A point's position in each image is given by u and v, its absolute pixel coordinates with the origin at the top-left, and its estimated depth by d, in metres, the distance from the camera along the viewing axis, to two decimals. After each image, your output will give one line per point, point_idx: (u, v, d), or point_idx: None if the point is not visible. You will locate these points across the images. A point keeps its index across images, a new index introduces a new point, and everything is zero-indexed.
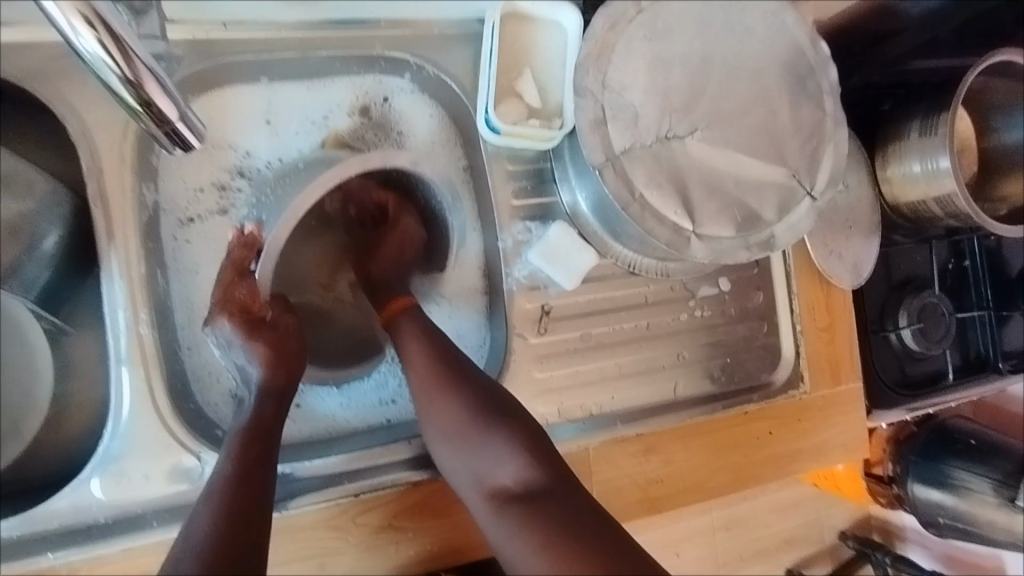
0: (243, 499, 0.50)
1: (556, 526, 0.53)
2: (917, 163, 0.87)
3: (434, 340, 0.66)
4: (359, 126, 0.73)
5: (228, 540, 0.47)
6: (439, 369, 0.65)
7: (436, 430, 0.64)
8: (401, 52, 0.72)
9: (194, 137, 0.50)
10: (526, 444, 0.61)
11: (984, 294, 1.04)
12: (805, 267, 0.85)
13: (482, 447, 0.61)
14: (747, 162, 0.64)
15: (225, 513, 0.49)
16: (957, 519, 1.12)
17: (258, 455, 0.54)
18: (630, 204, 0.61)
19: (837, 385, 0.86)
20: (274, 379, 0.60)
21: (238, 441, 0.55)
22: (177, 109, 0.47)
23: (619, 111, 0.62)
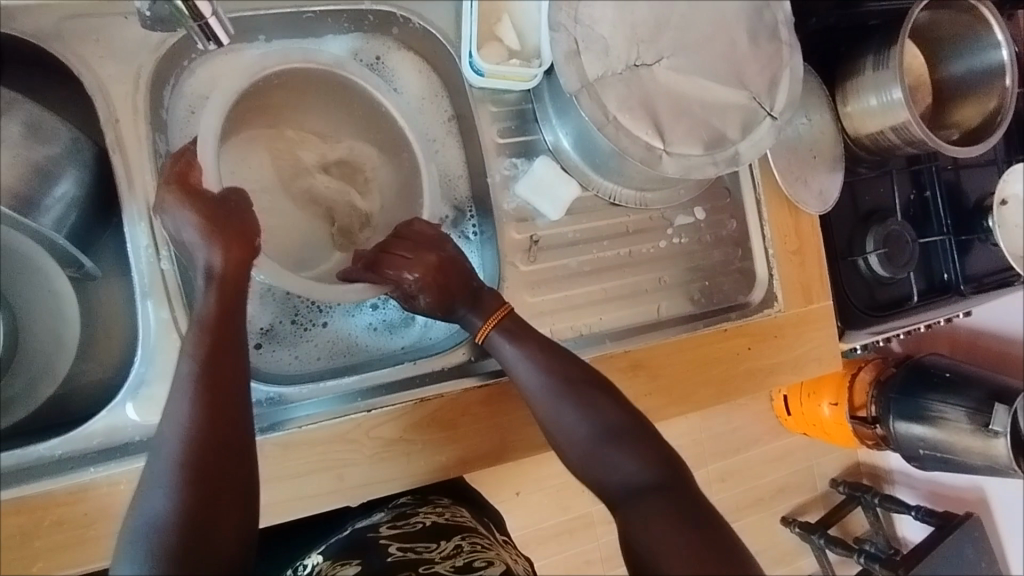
0: (220, 396, 0.54)
1: (677, 515, 0.59)
2: (874, 97, 0.94)
3: (549, 353, 0.71)
4: None
5: (205, 442, 0.51)
6: (556, 373, 0.70)
7: (563, 428, 0.69)
8: (388, 6, 0.77)
9: (223, 34, 0.58)
10: (644, 447, 0.66)
11: (943, 221, 1.13)
12: (774, 195, 0.91)
13: (606, 451, 0.67)
14: (711, 86, 0.70)
15: (204, 417, 0.52)
16: (937, 448, 1.37)
17: (221, 346, 0.56)
18: (605, 126, 0.67)
19: (809, 303, 0.92)
20: (220, 259, 0.60)
21: (199, 333, 0.56)
22: (209, 5, 0.55)
23: (592, 43, 0.67)
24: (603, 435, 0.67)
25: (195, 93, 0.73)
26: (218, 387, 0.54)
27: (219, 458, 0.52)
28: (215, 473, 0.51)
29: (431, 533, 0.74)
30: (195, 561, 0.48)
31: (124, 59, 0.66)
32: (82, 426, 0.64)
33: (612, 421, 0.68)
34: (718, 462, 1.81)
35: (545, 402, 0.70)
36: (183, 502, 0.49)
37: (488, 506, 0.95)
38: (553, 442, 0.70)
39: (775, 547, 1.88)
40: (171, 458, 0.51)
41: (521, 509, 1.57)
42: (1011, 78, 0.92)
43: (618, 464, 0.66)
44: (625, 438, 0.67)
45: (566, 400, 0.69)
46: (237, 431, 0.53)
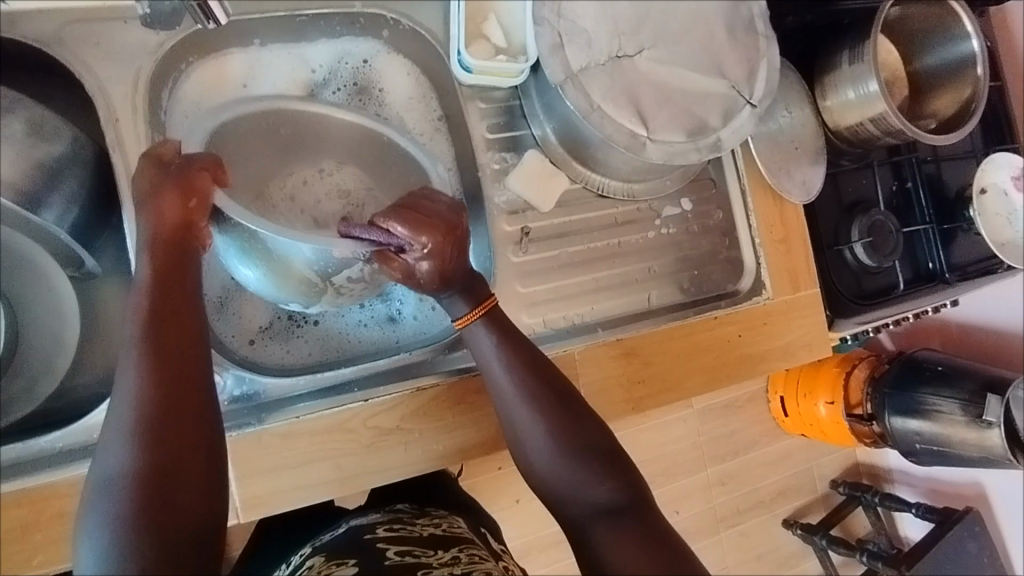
0: (173, 359, 0.52)
1: (638, 541, 0.59)
2: (851, 90, 0.96)
3: (523, 355, 0.67)
4: (349, 93, 0.82)
5: (160, 406, 0.50)
6: (530, 379, 0.67)
7: (530, 436, 0.65)
8: (378, 9, 0.79)
9: (220, 13, 0.61)
10: (611, 462, 0.65)
11: (925, 211, 1.16)
12: (758, 185, 0.93)
13: (573, 462, 0.64)
14: (691, 76, 0.72)
15: (159, 381, 0.50)
16: (933, 442, 1.37)
17: (171, 316, 0.53)
18: (590, 114, 0.69)
19: (796, 291, 0.94)
20: (162, 225, 0.57)
21: (145, 301, 0.54)
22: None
23: (574, 35, 0.70)
24: (566, 452, 0.64)
25: (190, 96, 0.74)
26: (174, 352, 0.52)
27: (176, 419, 0.50)
28: (173, 438, 0.49)
29: (429, 541, 0.68)
30: (162, 536, 0.46)
31: (125, 61, 0.69)
32: (84, 419, 0.65)
33: (579, 435, 0.65)
34: (718, 464, 1.81)
35: (515, 409, 0.66)
36: (141, 464, 0.48)
37: (482, 513, 0.91)
38: (514, 451, 0.67)
39: (777, 549, 1.88)
40: (125, 422, 0.49)
41: (522, 516, 1.57)
42: (982, 68, 0.95)
43: (579, 483, 0.63)
44: (588, 454, 0.64)
45: (536, 410, 0.65)
46: (192, 394, 0.51)
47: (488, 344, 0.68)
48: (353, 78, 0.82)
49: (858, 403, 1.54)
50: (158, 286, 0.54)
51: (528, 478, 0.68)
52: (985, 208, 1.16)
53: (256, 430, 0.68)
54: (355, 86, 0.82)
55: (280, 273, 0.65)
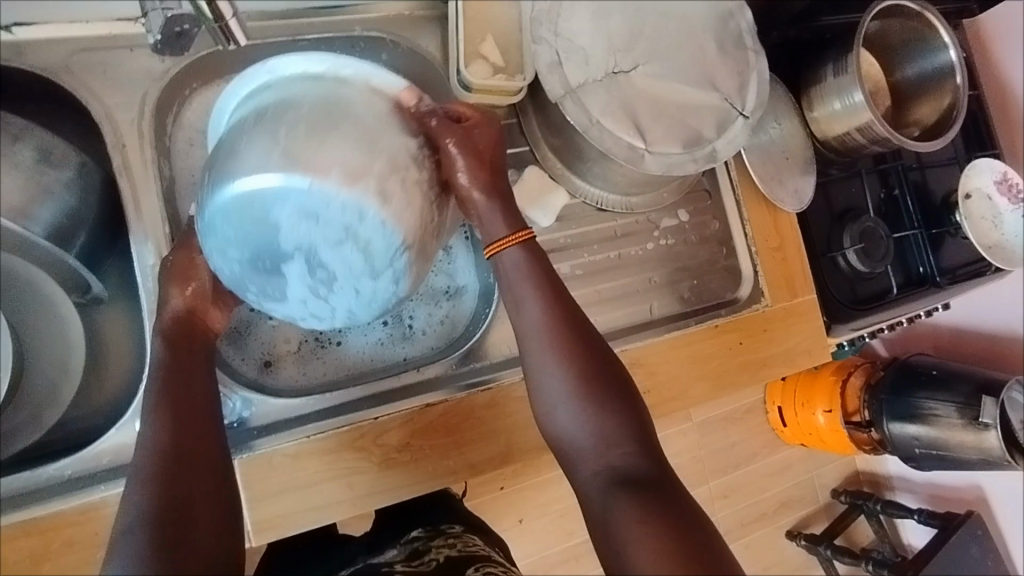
0: (188, 417, 0.54)
1: (657, 507, 0.53)
2: (837, 101, 0.99)
3: (554, 294, 0.65)
4: None
5: (175, 458, 0.51)
6: (559, 320, 0.64)
7: (551, 383, 0.62)
8: (377, 32, 0.81)
9: (240, 35, 0.62)
10: (632, 424, 0.60)
11: (913, 217, 1.19)
12: (751, 195, 0.95)
13: (591, 415, 0.60)
14: (685, 90, 0.75)
15: (174, 438, 0.52)
16: (932, 445, 1.38)
17: (184, 384, 0.56)
18: (590, 129, 0.71)
19: (794, 297, 0.95)
20: (174, 321, 0.61)
21: (161, 373, 0.57)
22: (230, 7, 0.59)
23: (572, 54, 0.72)
24: (587, 405, 0.60)
25: (196, 120, 0.75)
26: (187, 413, 0.54)
27: (189, 468, 0.51)
28: (185, 484, 0.50)
29: (445, 569, 0.66)
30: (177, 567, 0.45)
31: (132, 88, 0.70)
32: (92, 445, 0.64)
33: (601, 386, 0.61)
34: (719, 477, 1.81)
35: (538, 351, 0.63)
36: (155, 507, 0.48)
37: (492, 537, 0.89)
38: (531, 396, 0.64)
39: (782, 562, 1.87)
40: (140, 475, 0.50)
41: (525, 537, 1.55)
42: (961, 77, 0.98)
43: (596, 434, 0.60)
44: (610, 405, 0.61)
45: (559, 352, 0.62)
46: (205, 447, 0.53)
47: (517, 276, 0.65)
48: None
49: (857, 411, 1.56)
50: (169, 363, 0.58)
51: (543, 431, 0.64)
52: (971, 212, 1.19)
53: (266, 451, 0.68)
54: None
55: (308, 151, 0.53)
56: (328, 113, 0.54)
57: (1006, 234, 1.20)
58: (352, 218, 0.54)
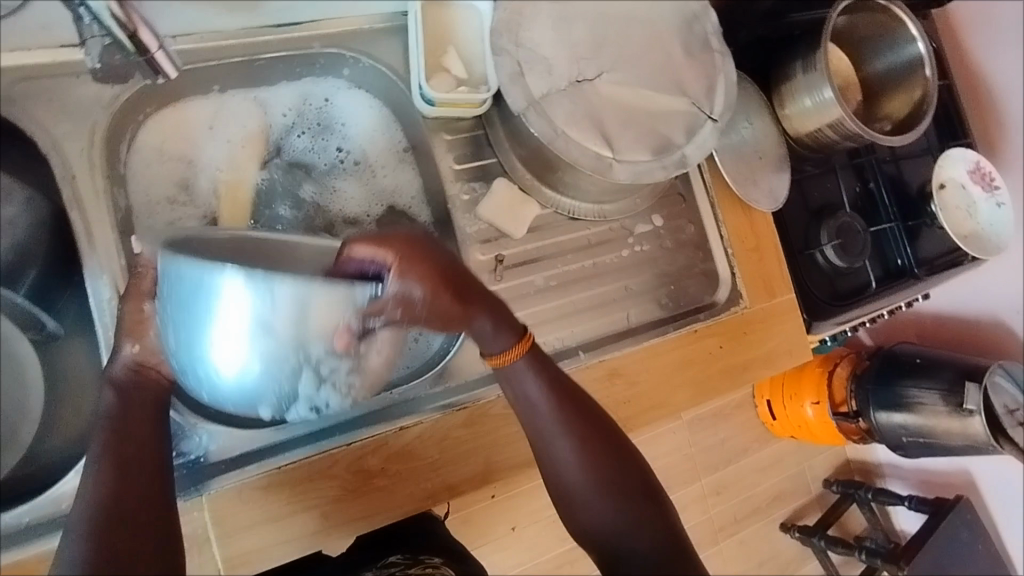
0: (133, 473, 0.53)
1: None
2: (807, 98, 0.99)
3: (563, 395, 0.65)
4: (310, 130, 0.83)
5: (114, 517, 0.50)
6: (571, 421, 0.64)
7: (573, 485, 0.64)
8: (338, 48, 0.80)
9: (169, 68, 0.61)
10: (653, 514, 0.64)
11: (889, 210, 1.19)
12: (726, 197, 0.95)
13: (615, 511, 0.63)
14: (651, 96, 0.74)
15: (113, 501, 0.51)
16: (918, 434, 1.39)
17: (132, 437, 0.55)
18: (555, 140, 0.69)
19: (772, 297, 0.95)
20: (122, 374, 0.58)
21: (109, 426, 0.55)
22: (154, 40, 0.58)
23: (534, 64, 0.71)
24: (610, 501, 0.63)
25: (153, 145, 0.73)
26: (132, 473, 0.53)
27: (126, 535, 0.49)
28: (125, 546, 0.49)
29: None
30: None
31: (79, 117, 0.68)
32: (51, 490, 0.61)
33: (620, 481, 0.64)
34: (711, 474, 1.81)
35: (556, 454, 0.64)
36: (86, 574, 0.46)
37: (472, 560, 0.87)
38: (552, 493, 0.66)
39: (777, 555, 1.87)
40: (78, 539, 0.48)
41: (519, 545, 1.54)
42: (930, 69, 0.98)
43: (620, 524, 0.63)
44: (630, 498, 0.64)
45: (579, 452, 0.64)
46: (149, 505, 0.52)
47: (536, 391, 0.64)
48: (313, 116, 0.83)
49: (844, 402, 1.56)
50: (123, 417, 0.56)
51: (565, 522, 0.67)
52: (946, 203, 1.19)
53: (235, 485, 0.66)
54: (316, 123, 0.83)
55: (218, 349, 0.48)
56: (239, 343, 0.47)
57: (982, 223, 1.20)
58: (291, 408, 0.51)
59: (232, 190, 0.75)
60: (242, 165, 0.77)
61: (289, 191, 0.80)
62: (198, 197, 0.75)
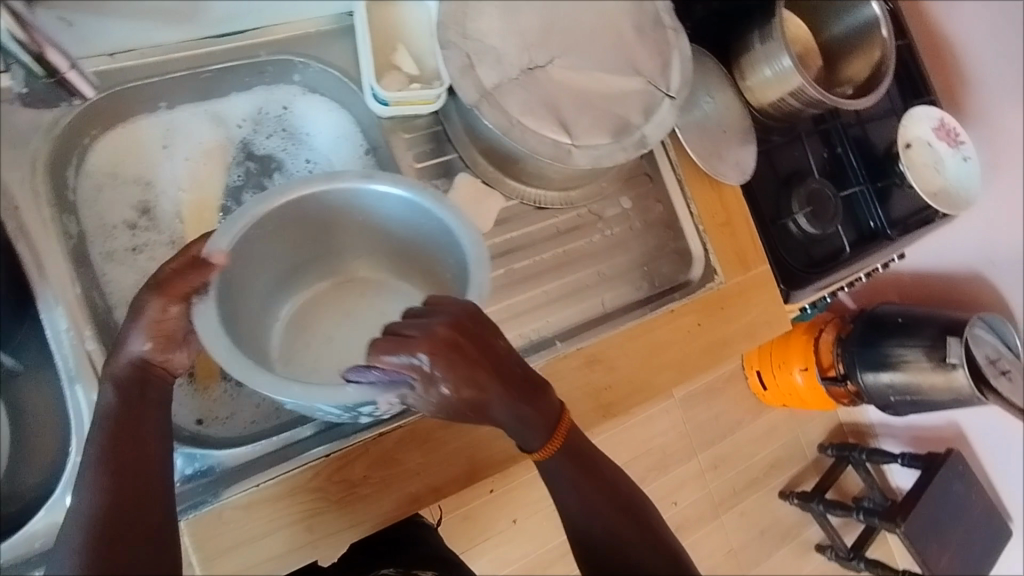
0: (132, 473, 0.49)
1: None
2: (767, 68, 0.99)
3: (600, 481, 0.64)
4: (276, 138, 0.80)
5: (109, 519, 0.46)
6: (608, 509, 0.64)
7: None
8: (286, 53, 0.78)
9: (84, 88, 0.64)
10: None
11: (857, 173, 1.20)
12: (693, 173, 0.94)
13: None
14: (604, 78, 0.73)
15: (115, 503, 0.47)
16: (906, 391, 1.39)
17: (132, 433, 0.51)
18: (511, 130, 0.68)
19: (747, 270, 0.94)
20: (130, 370, 0.55)
21: (110, 425, 0.51)
22: (65, 61, 0.60)
23: (484, 54, 0.69)
24: None
25: (103, 168, 0.72)
26: (132, 473, 0.49)
27: (125, 541, 0.46)
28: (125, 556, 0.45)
29: None
30: None
31: (19, 146, 0.66)
32: (23, 529, 0.60)
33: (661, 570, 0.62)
34: (707, 449, 1.82)
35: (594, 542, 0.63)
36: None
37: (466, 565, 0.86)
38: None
39: (778, 523, 1.89)
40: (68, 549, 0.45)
41: (522, 537, 1.54)
42: (886, 29, 0.98)
43: None
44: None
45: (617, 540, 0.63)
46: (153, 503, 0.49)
47: (570, 479, 0.63)
48: (275, 123, 0.80)
49: (831, 366, 1.57)
50: (124, 414, 0.52)
51: None
52: (913, 162, 1.19)
53: (216, 506, 0.65)
54: (280, 131, 0.80)
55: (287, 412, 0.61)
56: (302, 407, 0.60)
57: (950, 179, 1.20)
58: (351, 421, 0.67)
59: (199, 207, 0.74)
60: (205, 179, 0.75)
61: (259, 187, 0.77)
62: (158, 216, 0.73)
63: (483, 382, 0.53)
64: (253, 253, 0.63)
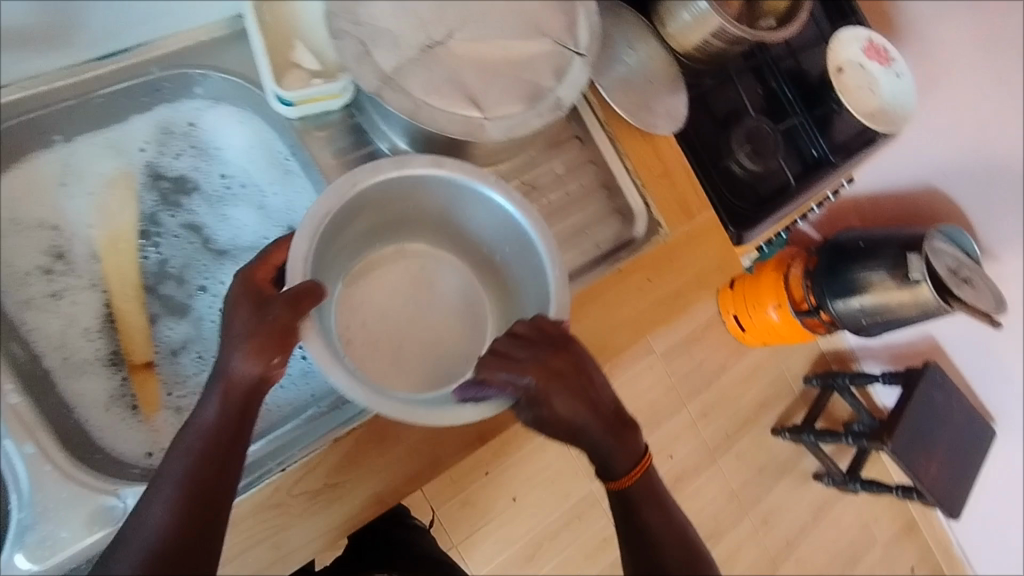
0: (207, 489, 0.54)
1: None
2: (684, 11, 0.96)
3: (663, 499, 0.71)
4: (187, 158, 0.81)
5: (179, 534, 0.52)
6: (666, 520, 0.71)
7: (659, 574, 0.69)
8: (177, 67, 0.74)
9: None
10: None
11: (793, 105, 1.20)
12: (623, 128, 0.93)
13: None
14: (508, 44, 0.71)
15: (178, 524, 0.52)
16: (876, 312, 1.41)
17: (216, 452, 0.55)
18: (417, 112, 0.66)
19: (691, 218, 0.94)
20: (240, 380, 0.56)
21: (197, 441, 0.55)
22: None
23: (378, 38, 0.67)
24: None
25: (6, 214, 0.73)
26: (206, 490, 0.54)
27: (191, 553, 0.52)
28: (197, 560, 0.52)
29: None
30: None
31: None
32: None
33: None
34: (695, 399, 1.83)
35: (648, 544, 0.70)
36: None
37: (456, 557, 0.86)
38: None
39: (774, 459, 1.91)
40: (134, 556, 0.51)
41: (524, 513, 1.55)
42: None
43: None
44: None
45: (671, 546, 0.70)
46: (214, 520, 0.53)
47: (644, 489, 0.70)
48: (182, 142, 0.80)
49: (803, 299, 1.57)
50: (218, 435, 0.55)
51: None
52: (847, 85, 1.17)
53: None
54: (189, 149, 0.80)
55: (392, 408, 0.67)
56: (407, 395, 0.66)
57: (885, 98, 1.18)
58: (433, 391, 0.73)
59: (114, 239, 0.77)
60: (115, 212, 0.78)
61: (176, 214, 0.81)
62: (73, 259, 0.76)
63: (578, 410, 0.64)
64: (333, 228, 0.68)
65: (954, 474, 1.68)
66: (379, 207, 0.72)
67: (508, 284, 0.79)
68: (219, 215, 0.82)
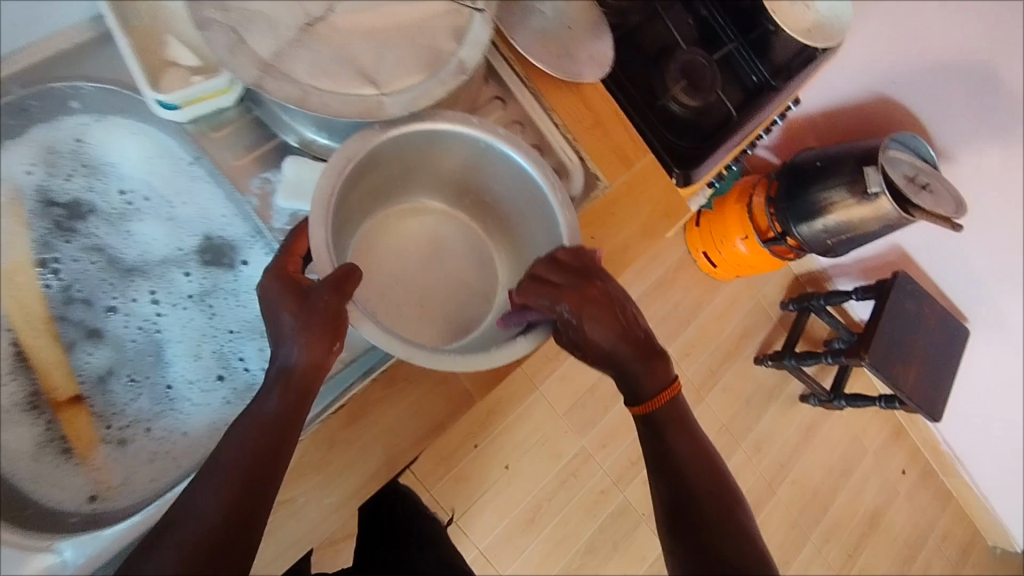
0: (257, 473, 0.55)
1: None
2: None
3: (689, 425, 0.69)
4: (82, 176, 0.75)
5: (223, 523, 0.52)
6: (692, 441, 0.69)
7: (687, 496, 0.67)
8: (43, 82, 0.69)
9: None
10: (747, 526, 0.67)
11: (726, 32, 1.15)
12: (546, 82, 0.88)
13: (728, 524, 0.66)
14: (396, 11, 0.65)
15: (224, 512, 0.52)
16: (841, 232, 1.39)
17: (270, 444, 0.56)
18: (307, 98, 0.61)
19: (630, 166, 0.90)
20: (300, 365, 0.57)
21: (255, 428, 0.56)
22: None
23: (250, 21, 0.61)
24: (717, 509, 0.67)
25: None
26: (255, 474, 0.54)
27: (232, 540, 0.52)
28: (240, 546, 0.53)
29: None
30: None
31: None
32: None
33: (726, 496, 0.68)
34: (674, 341, 1.82)
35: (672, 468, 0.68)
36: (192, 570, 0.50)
37: None
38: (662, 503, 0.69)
39: (760, 388, 1.92)
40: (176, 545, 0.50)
41: (518, 480, 1.53)
42: None
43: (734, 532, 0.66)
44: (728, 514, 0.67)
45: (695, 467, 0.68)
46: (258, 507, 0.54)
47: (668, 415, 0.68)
48: (74, 160, 0.74)
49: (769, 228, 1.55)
50: (280, 419, 0.56)
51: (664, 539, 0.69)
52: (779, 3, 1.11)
53: None
54: (82, 167, 0.75)
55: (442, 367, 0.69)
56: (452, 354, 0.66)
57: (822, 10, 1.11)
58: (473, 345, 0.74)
59: (10, 273, 0.72)
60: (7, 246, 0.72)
61: (78, 238, 0.76)
62: None
63: (610, 326, 0.65)
64: (340, 199, 0.65)
65: (934, 377, 1.69)
66: (381, 167, 0.69)
67: (509, 224, 0.79)
68: (126, 232, 0.78)
